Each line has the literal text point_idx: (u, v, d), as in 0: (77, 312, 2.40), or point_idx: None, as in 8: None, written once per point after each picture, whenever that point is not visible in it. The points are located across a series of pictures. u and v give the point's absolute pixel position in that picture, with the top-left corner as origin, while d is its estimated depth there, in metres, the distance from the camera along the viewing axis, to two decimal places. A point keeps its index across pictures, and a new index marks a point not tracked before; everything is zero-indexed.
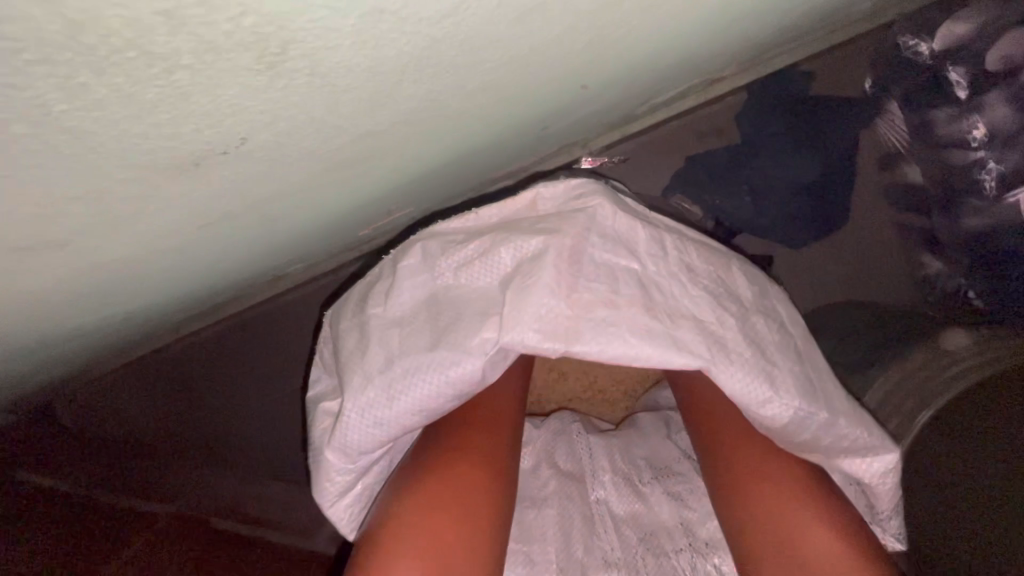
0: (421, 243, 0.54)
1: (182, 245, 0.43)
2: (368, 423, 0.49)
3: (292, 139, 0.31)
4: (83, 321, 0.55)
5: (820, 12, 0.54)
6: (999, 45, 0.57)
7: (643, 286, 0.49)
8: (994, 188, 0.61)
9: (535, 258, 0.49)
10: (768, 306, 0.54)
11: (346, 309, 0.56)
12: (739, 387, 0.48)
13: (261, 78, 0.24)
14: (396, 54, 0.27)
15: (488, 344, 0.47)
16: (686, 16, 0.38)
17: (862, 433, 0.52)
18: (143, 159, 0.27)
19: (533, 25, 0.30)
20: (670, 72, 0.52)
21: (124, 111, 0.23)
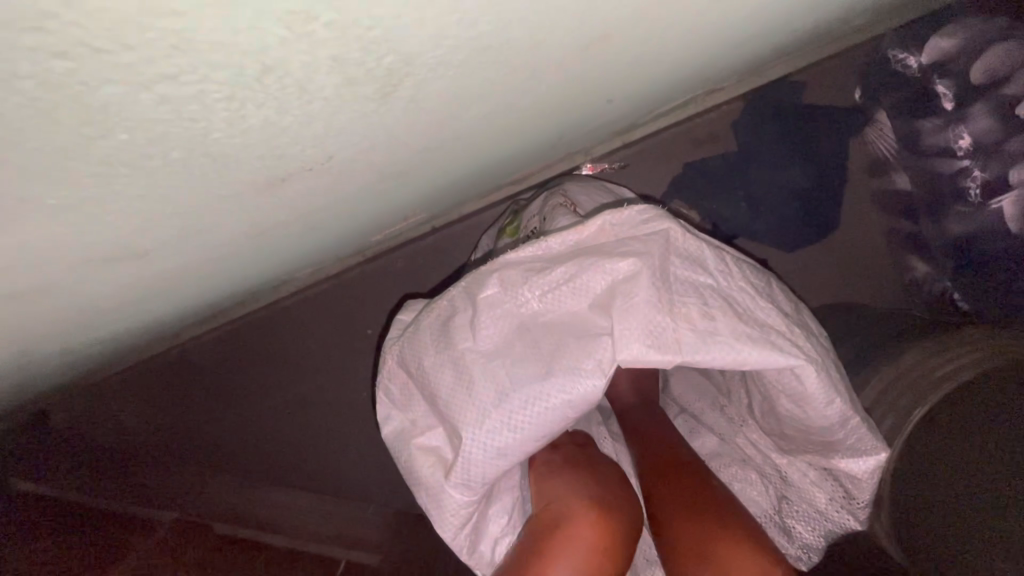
0: (499, 272, 0.48)
1: (206, 252, 0.43)
2: (487, 452, 0.46)
3: (349, 146, 0.32)
4: (92, 323, 0.56)
5: (824, 23, 0.56)
6: (983, 62, 0.62)
7: (727, 299, 0.46)
8: (979, 196, 0.64)
9: (631, 281, 0.45)
10: (807, 322, 0.50)
11: (422, 346, 0.50)
12: (817, 390, 0.47)
13: (352, 88, 0.26)
14: (463, 66, 0.29)
15: (604, 361, 0.43)
16: (709, 30, 0.40)
17: (868, 436, 0.51)
18: (226, 159, 0.28)
19: (582, 39, 0.32)
20: (677, 84, 0.54)
21: (231, 116, 0.24)
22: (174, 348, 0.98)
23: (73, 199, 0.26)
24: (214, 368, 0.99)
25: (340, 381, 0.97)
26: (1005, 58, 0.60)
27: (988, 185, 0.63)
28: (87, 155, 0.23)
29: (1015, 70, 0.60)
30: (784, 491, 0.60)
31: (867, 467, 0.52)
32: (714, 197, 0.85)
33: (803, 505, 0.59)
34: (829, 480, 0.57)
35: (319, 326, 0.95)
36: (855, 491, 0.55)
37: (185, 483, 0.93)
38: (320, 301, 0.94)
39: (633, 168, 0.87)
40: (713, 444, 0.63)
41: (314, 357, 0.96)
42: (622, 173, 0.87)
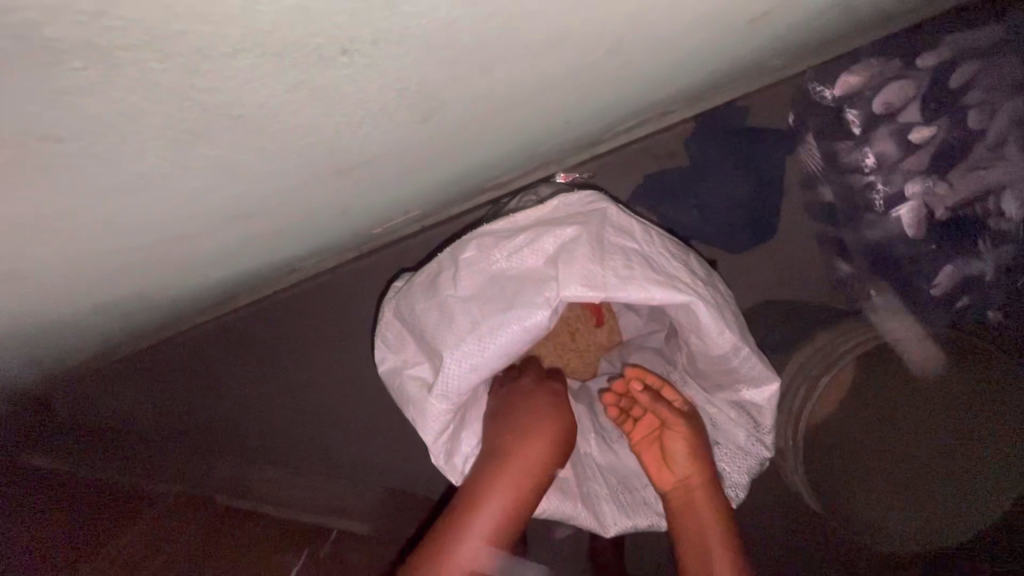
0: (476, 239, 0.57)
1: (239, 238, 0.52)
2: (462, 370, 0.56)
3: (376, 160, 0.43)
4: (126, 302, 0.64)
5: (748, 64, 0.69)
6: (880, 97, 0.77)
7: (648, 259, 0.57)
8: (882, 206, 0.79)
9: (573, 243, 0.56)
10: (713, 284, 0.62)
11: (414, 297, 0.60)
12: (707, 320, 0.58)
13: (390, 123, 0.36)
14: (466, 108, 0.40)
15: (551, 298, 0.54)
16: (649, 73, 0.52)
17: (757, 363, 0.63)
18: (293, 170, 0.38)
19: (552, 87, 0.44)
20: (630, 108, 0.65)
21: (308, 140, 0.34)
22: (171, 334, 1.04)
23: (186, 197, 0.36)
24: (211, 353, 1.06)
25: (333, 368, 1.05)
26: (898, 94, 0.76)
27: (890, 199, 0.78)
28: (213, 166, 0.33)
29: (906, 104, 0.76)
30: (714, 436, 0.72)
31: (765, 394, 0.63)
32: (669, 205, 0.97)
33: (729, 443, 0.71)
34: (744, 417, 0.69)
35: (314, 317, 1.03)
36: (758, 416, 0.67)
37: (182, 461, 0.99)
38: (314, 294, 1.03)
39: (600, 178, 0.98)
40: None
41: (309, 344, 1.05)
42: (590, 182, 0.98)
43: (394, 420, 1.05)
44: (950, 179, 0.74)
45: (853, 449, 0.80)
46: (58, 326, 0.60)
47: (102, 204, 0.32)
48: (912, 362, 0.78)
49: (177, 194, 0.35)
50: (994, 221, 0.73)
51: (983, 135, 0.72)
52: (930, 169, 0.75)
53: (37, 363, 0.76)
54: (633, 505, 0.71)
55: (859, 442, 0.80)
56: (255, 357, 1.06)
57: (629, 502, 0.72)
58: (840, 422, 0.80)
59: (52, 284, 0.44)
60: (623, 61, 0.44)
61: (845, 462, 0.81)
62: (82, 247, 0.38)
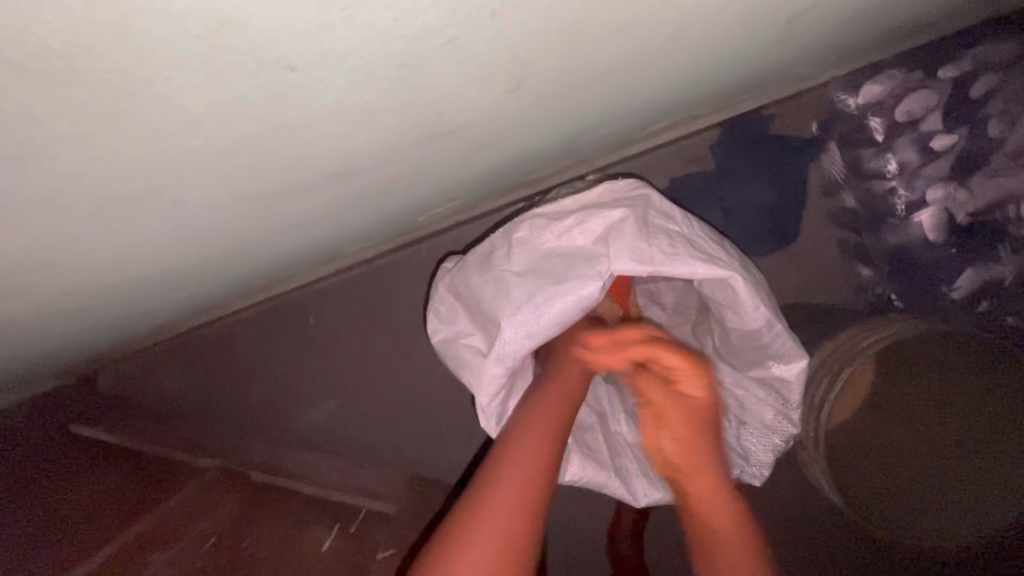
0: (529, 220, 0.62)
1: (304, 212, 0.57)
2: (517, 337, 0.60)
3: (445, 139, 0.48)
4: (192, 274, 0.69)
5: (776, 70, 0.73)
6: (903, 106, 0.80)
7: (690, 238, 0.61)
8: (904, 210, 0.81)
9: (622, 225, 0.59)
10: (749, 266, 0.66)
11: (468, 274, 0.64)
12: (746, 295, 0.62)
13: (463, 103, 0.41)
14: (528, 91, 0.44)
15: (603, 271, 0.58)
16: (687, 70, 0.56)
17: (792, 340, 0.67)
18: (371, 143, 0.43)
19: (603, 76, 0.48)
20: (666, 104, 0.69)
21: (393, 116, 0.39)
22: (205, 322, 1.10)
23: (275, 165, 0.41)
24: (246, 338, 1.12)
25: (368, 355, 1.10)
26: (920, 104, 0.79)
27: (913, 205, 0.80)
28: (304, 137, 0.38)
29: (928, 113, 0.79)
30: (742, 417, 0.74)
31: (792, 370, 0.67)
32: (693, 206, 1.01)
33: (754, 423, 0.74)
34: (773, 398, 0.71)
35: (350, 306, 1.08)
36: (787, 394, 0.70)
37: (220, 434, 1.07)
38: (352, 285, 1.08)
39: None
40: None
41: (344, 333, 1.09)
42: None
43: (422, 407, 1.09)
44: (970, 186, 0.77)
45: (883, 439, 0.84)
46: (129, 292, 0.65)
47: (206, 172, 0.38)
48: (939, 356, 0.82)
49: (273, 158, 0.39)
50: (1014, 227, 0.75)
51: (1003, 143, 0.75)
52: (952, 176, 0.78)
53: (98, 332, 0.82)
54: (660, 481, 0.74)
55: (888, 433, 0.84)
56: (290, 342, 1.11)
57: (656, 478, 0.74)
58: (872, 413, 0.84)
59: (147, 244, 0.49)
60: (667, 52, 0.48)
61: (875, 454, 0.85)
62: (182, 208, 0.43)
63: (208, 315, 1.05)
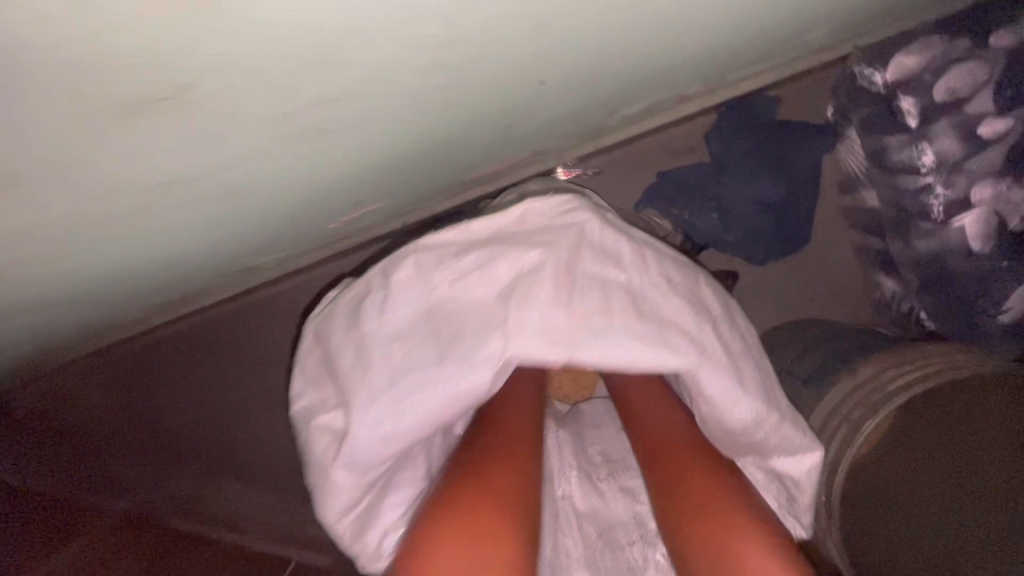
0: (416, 255, 0.49)
1: (141, 227, 0.42)
2: (382, 428, 0.46)
3: (314, 116, 0.34)
4: (41, 304, 0.55)
5: (786, 35, 0.57)
6: (943, 82, 0.64)
7: (632, 298, 0.48)
8: (940, 214, 0.66)
9: (534, 274, 0.47)
10: (734, 320, 0.53)
11: (335, 322, 0.51)
12: (717, 387, 0.48)
13: (312, 58, 0.27)
14: (416, 43, 0.30)
15: (494, 356, 0.45)
16: (661, 27, 0.41)
17: (791, 430, 0.52)
18: (176, 122, 0.28)
19: (535, 26, 0.33)
20: (638, 79, 0.52)
21: (178, 72, 0.25)
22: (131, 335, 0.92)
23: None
24: (178, 355, 0.95)
25: None
26: (965, 80, 0.63)
27: (952, 205, 0.65)
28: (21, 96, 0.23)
29: (975, 92, 0.63)
30: None
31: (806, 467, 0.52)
32: (685, 206, 0.85)
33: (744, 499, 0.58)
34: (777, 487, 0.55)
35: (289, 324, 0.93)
36: (797, 492, 0.54)
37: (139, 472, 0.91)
38: (284, 299, 0.92)
39: (607, 176, 0.88)
40: None
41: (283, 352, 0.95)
42: (596, 180, 0.88)
43: None
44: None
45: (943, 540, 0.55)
46: None
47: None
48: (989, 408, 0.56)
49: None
50: None
51: None
52: (1003, 171, 0.63)
53: None
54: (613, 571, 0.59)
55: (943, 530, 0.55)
56: (221, 360, 0.95)
57: (608, 567, 0.59)
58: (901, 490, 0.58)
59: None
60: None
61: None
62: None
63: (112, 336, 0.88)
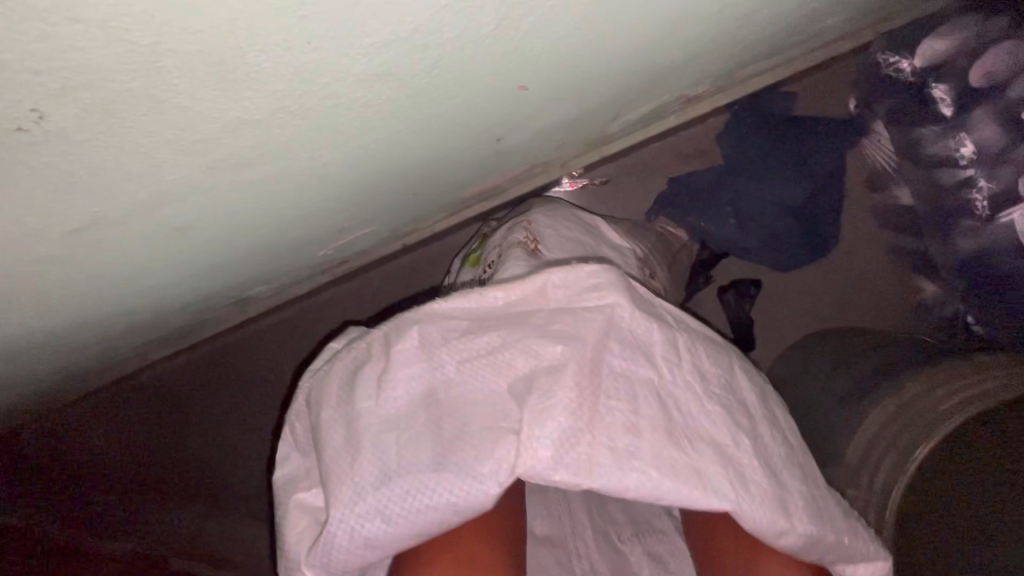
0: (419, 326, 0.42)
1: (102, 266, 0.39)
2: (356, 548, 0.38)
3: (275, 134, 0.31)
4: (28, 348, 0.53)
5: (802, 21, 0.52)
6: (979, 67, 0.58)
7: (662, 397, 0.40)
8: (984, 208, 0.59)
9: (554, 372, 0.39)
10: (771, 413, 0.44)
11: (327, 390, 0.43)
12: (761, 512, 0.38)
13: (264, 68, 0.25)
14: (377, 45, 0.26)
15: (502, 469, 0.37)
16: (662, 19, 0.37)
17: (863, 537, 0.42)
18: (107, 145, 0.26)
19: (515, 23, 0.30)
20: (637, 79, 0.48)
21: (96, 90, 0.22)
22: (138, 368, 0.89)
23: None
24: (188, 388, 0.92)
25: None
26: (1005, 59, 0.56)
27: (996, 199, 0.58)
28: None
29: (1016, 74, 0.55)
30: None
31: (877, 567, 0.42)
32: (701, 212, 0.80)
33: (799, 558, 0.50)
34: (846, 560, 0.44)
35: (292, 352, 0.89)
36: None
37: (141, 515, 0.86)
38: (282, 327, 0.89)
39: (615, 184, 0.83)
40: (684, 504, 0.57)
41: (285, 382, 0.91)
42: (604, 189, 0.83)
43: None
44: None
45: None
46: None
47: None
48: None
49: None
50: None
51: None
52: None
53: None
54: None
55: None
56: (229, 392, 0.93)
57: None
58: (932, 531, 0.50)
59: None
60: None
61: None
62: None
63: (113, 374, 0.86)
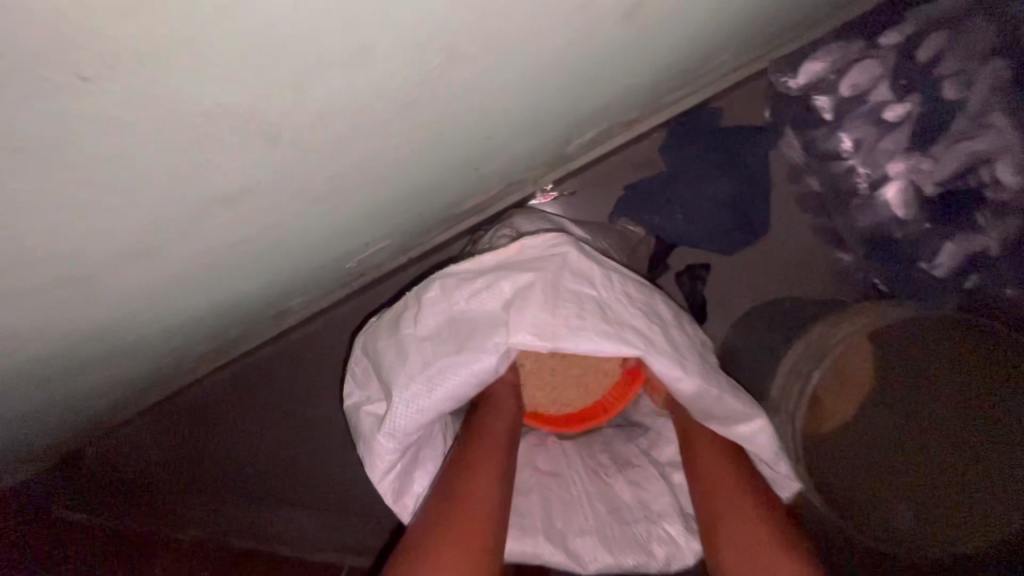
0: (439, 280, 0.56)
1: (196, 280, 0.55)
2: (412, 415, 0.55)
3: (327, 187, 0.47)
4: (130, 351, 0.69)
5: (696, 63, 0.69)
6: (848, 80, 0.76)
7: (604, 300, 0.54)
8: (867, 189, 0.78)
9: (527, 289, 0.53)
10: (681, 315, 0.60)
11: (379, 333, 0.59)
12: (668, 366, 0.55)
13: (318, 160, 0.40)
14: (385, 137, 0.42)
15: (499, 345, 0.53)
16: (579, 82, 0.53)
17: (737, 399, 0.59)
18: (231, 213, 0.42)
19: (471, 108, 0.45)
20: (576, 115, 0.63)
21: (232, 189, 0.38)
22: (186, 387, 1.05)
23: (132, 248, 0.40)
24: (227, 402, 1.07)
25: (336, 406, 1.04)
26: (864, 75, 0.75)
27: (876, 182, 0.77)
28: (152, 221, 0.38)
29: (875, 84, 0.74)
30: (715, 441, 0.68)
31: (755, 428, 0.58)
32: (653, 212, 0.96)
33: None
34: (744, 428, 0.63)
35: (319, 360, 1.04)
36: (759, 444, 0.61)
37: (197, 507, 1.04)
38: (308, 338, 1.03)
39: (581, 194, 0.99)
40: (646, 441, 0.75)
41: (312, 385, 1.05)
42: (572, 199, 0.99)
43: None
44: (935, 155, 0.72)
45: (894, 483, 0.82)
46: (58, 382, 0.65)
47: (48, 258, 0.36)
48: (952, 366, 0.78)
49: (93, 240, 0.36)
50: (991, 191, 0.69)
51: (965, 102, 0.69)
52: (913, 146, 0.73)
53: (56, 423, 0.81)
54: (622, 541, 0.68)
55: (895, 462, 0.81)
56: (263, 401, 1.06)
57: (618, 539, 0.68)
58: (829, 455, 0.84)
59: (27, 337, 0.48)
60: (516, 62, 0.41)
61: (887, 476, 0.82)
62: (25, 307, 0.41)
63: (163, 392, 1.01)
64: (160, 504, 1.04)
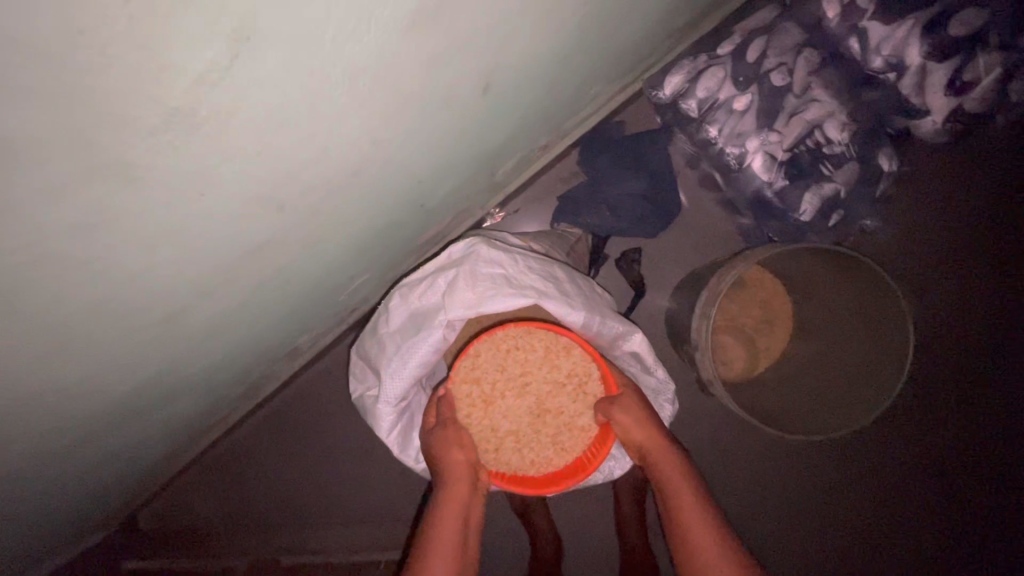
0: (397, 291, 0.74)
1: (229, 331, 0.74)
2: (396, 386, 0.73)
3: (313, 241, 0.66)
4: (180, 403, 0.87)
5: (577, 97, 0.89)
6: (702, 85, 0.97)
7: (510, 274, 0.72)
8: (737, 162, 0.96)
9: (452, 282, 0.71)
10: (575, 275, 0.80)
11: (364, 338, 0.78)
12: (563, 307, 0.73)
13: (305, 224, 0.59)
14: (347, 199, 0.61)
15: (442, 320, 0.71)
16: (480, 132, 0.72)
17: (616, 325, 0.83)
18: (254, 274, 0.62)
19: (402, 167, 0.64)
20: (489, 152, 0.83)
21: (256, 256, 0.58)
22: (218, 440, 1.20)
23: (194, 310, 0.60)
24: (254, 446, 1.22)
25: (350, 429, 1.20)
26: (711, 80, 0.96)
27: (741, 157, 0.96)
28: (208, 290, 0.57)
29: (720, 85, 0.96)
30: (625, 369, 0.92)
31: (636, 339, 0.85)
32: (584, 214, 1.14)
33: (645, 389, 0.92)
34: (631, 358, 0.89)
35: (328, 391, 1.20)
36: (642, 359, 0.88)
37: (248, 540, 1.20)
38: (316, 374, 1.19)
39: (524, 211, 1.19)
40: None
41: (326, 415, 1.20)
42: (517, 216, 1.18)
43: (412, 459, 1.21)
44: (778, 129, 0.93)
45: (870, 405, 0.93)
46: (132, 434, 0.82)
47: (144, 326, 0.55)
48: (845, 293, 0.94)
49: (170, 307, 0.55)
50: (826, 148, 0.93)
51: (790, 87, 0.94)
52: (761, 126, 0.94)
53: (121, 481, 0.97)
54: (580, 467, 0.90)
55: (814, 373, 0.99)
56: (285, 437, 1.21)
57: None
58: (791, 399, 0.99)
59: (107, 388, 0.63)
60: (424, 133, 0.60)
61: (813, 386, 0.99)
62: (125, 364, 0.60)
63: (199, 447, 1.17)
64: (215, 543, 1.20)
